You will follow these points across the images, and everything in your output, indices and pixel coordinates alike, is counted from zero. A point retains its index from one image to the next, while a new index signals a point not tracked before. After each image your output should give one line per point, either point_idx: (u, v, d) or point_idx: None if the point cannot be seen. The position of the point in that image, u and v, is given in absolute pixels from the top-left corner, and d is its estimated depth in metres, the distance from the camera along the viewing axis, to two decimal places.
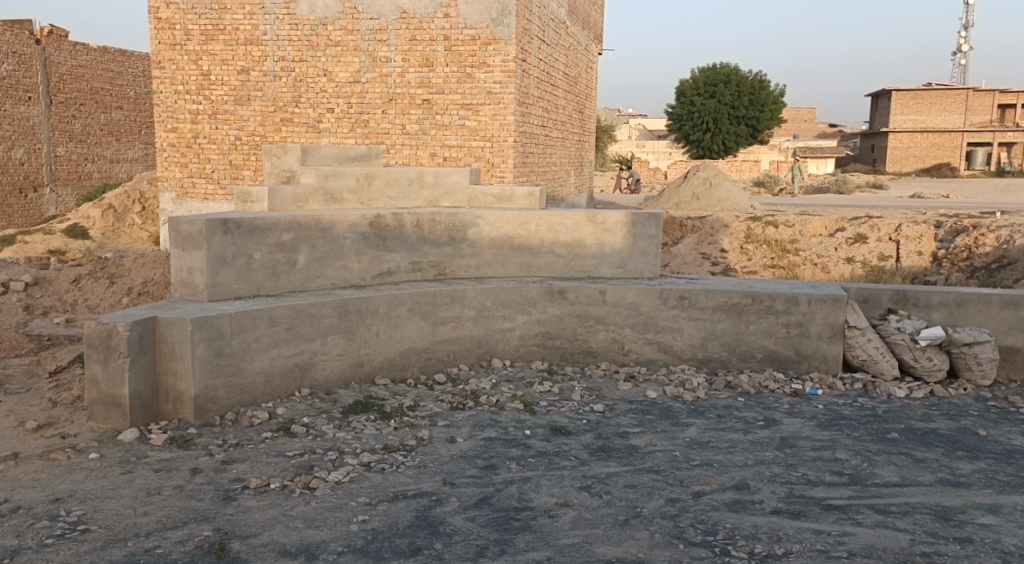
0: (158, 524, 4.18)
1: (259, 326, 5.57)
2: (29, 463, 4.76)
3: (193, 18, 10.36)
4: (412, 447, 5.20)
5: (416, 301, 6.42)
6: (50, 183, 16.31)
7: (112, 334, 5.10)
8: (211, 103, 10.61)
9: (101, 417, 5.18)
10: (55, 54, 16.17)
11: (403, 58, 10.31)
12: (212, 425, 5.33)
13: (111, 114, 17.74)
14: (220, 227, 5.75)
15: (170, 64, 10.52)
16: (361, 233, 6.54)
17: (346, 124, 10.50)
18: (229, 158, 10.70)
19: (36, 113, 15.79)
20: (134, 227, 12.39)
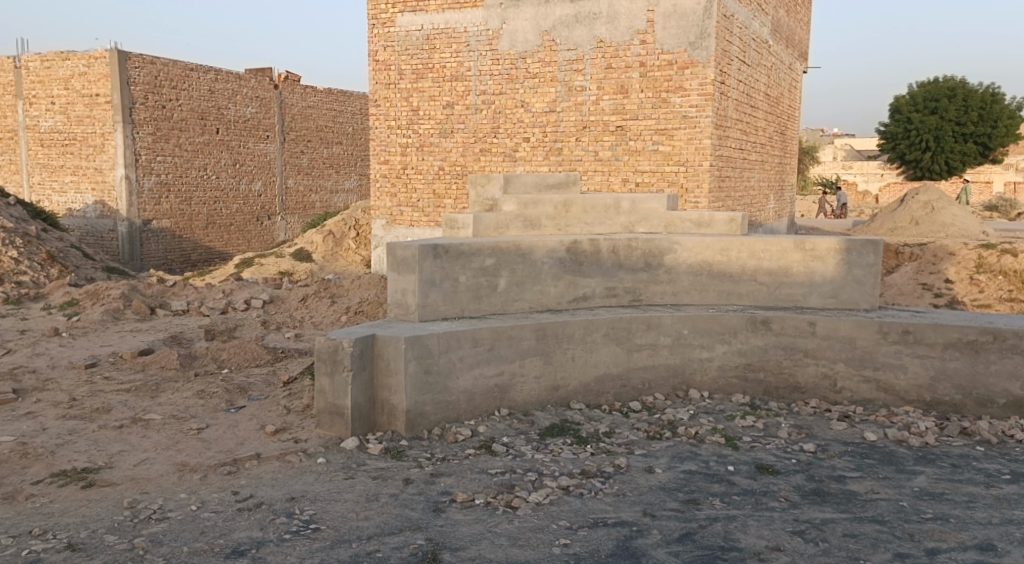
0: (378, 529, 4.43)
1: (464, 347, 5.79)
2: (268, 463, 5.21)
3: (406, 59, 11.12)
4: (611, 474, 5.19)
5: (612, 327, 6.42)
6: (281, 212, 17.86)
7: (338, 349, 5.48)
8: (419, 136, 11.22)
9: (327, 425, 5.58)
10: (290, 97, 17.76)
11: (598, 86, 10.31)
12: (421, 438, 5.60)
13: (332, 150, 19.24)
14: (431, 252, 6.05)
15: (385, 102, 11.35)
16: (559, 258, 6.63)
17: (541, 153, 10.66)
18: (433, 187, 11.24)
19: (272, 149, 17.37)
20: (349, 251, 13.23)
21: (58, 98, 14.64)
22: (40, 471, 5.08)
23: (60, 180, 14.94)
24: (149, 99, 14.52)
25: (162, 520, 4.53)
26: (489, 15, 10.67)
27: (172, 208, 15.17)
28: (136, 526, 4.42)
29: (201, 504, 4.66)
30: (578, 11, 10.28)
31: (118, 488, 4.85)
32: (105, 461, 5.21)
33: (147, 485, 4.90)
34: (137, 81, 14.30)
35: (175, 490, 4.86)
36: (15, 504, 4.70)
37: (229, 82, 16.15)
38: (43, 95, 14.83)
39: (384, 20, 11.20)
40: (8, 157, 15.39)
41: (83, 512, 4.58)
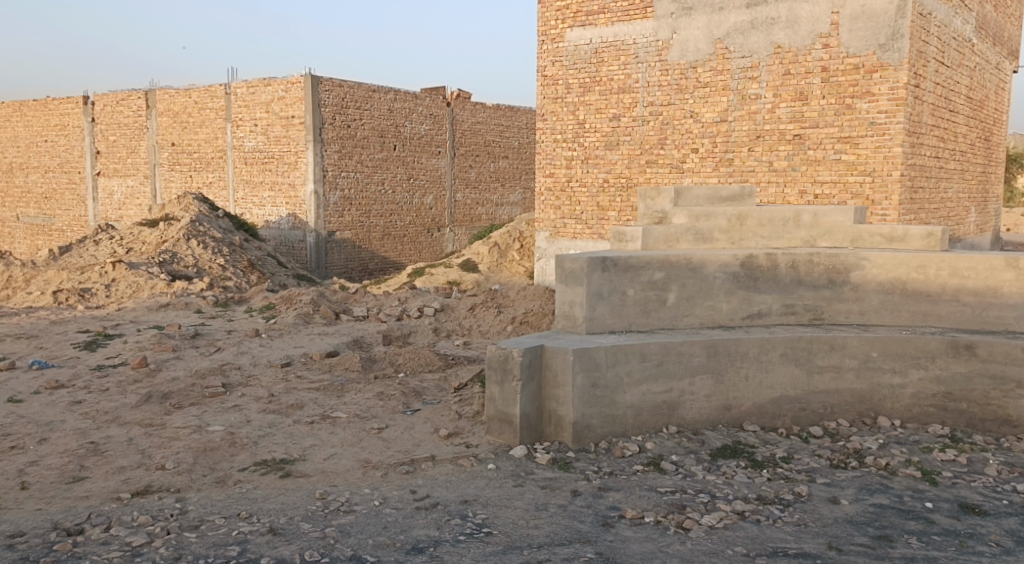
0: (548, 538, 4.42)
1: (632, 361, 5.69)
2: (443, 465, 5.35)
3: (573, 73, 11.17)
4: (790, 502, 4.93)
5: (790, 347, 6.11)
6: (450, 224, 18.40)
7: (508, 358, 5.54)
8: (585, 149, 11.23)
9: (497, 431, 5.65)
10: (461, 114, 18.27)
11: (775, 94, 9.90)
12: (588, 451, 5.56)
13: (499, 163, 19.63)
14: (600, 264, 6.01)
15: (552, 116, 11.46)
16: (732, 273, 6.40)
17: (710, 163, 10.35)
18: (597, 200, 11.18)
19: (443, 164, 17.94)
20: (513, 262, 13.31)
21: (260, 120, 15.77)
22: (244, 459, 5.58)
23: (259, 195, 16.08)
24: (337, 119, 15.42)
25: (350, 512, 4.76)
26: (660, 25, 10.51)
27: (353, 220, 16.03)
28: (327, 515, 4.68)
29: (384, 500, 4.86)
30: (754, 17, 9.93)
31: (311, 480, 5.21)
32: (300, 453, 5.65)
33: (336, 478, 5.21)
34: (327, 103, 15.21)
35: (361, 485, 5.12)
36: (224, 488, 5.13)
37: (407, 101, 16.80)
38: (247, 117, 15.95)
39: (554, 36, 11.31)
40: (217, 174, 16.63)
41: (282, 500, 4.92)
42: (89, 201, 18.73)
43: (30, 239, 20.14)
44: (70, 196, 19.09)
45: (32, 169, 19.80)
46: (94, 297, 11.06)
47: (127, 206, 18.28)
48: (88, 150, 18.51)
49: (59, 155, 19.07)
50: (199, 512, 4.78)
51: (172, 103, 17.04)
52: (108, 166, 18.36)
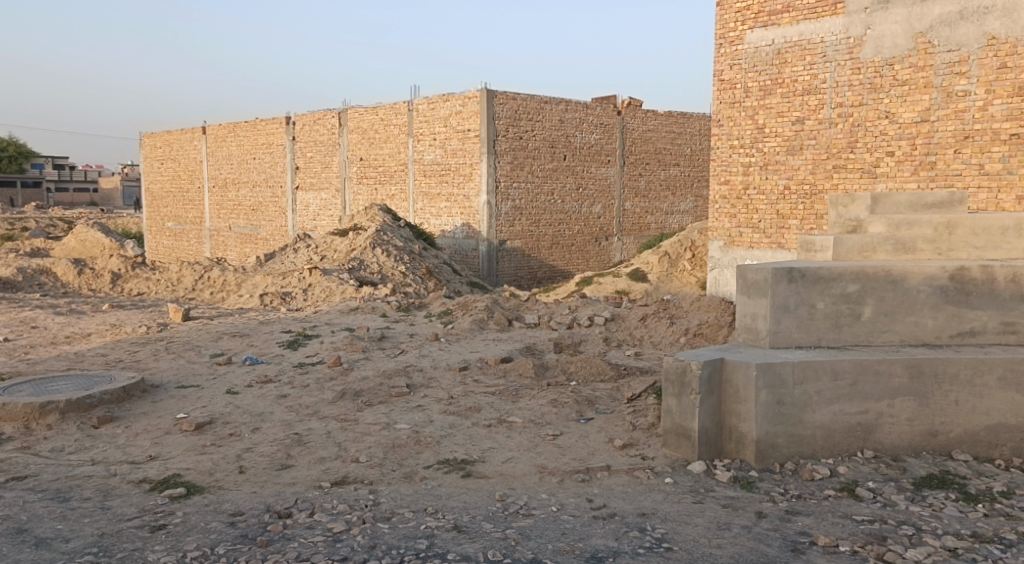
0: (732, 560, 4.34)
1: (822, 379, 5.42)
2: (618, 476, 5.43)
3: (753, 76, 10.53)
4: (1012, 542, 4.55)
5: (1009, 369, 5.50)
6: (618, 233, 18.25)
7: (686, 371, 5.45)
8: (764, 154, 10.55)
9: (673, 445, 5.61)
10: (632, 122, 18.08)
11: (987, 89, 9.00)
12: (772, 471, 5.39)
13: (670, 171, 19.30)
14: (785, 275, 5.80)
15: (728, 121, 10.82)
16: (940, 286, 5.91)
17: (908, 167, 9.52)
18: (777, 208, 10.48)
19: (612, 173, 17.81)
20: (684, 272, 12.87)
21: (439, 134, 16.39)
22: (429, 457, 5.94)
23: (437, 205, 16.70)
24: (511, 131, 15.79)
25: (528, 515, 5.02)
26: (852, 21, 9.75)
27: (524, 229, 16.36)
28: (508, 518, 4.95)
29: (561, 507, 5.06)
30: (964, 7, 9.04)
31: (491, 481, 5.53)
32: (480, 454, 5.97)
33: (514, 481, 5.50)
34: (501, 116, 15.62)
35: (537, 489, 5.36)
36: (412, 483, 5.51)
37: (578, 112, 16.89)
38: (427, 132, 16.61)
39: (732, 38, 10.68)
40: (400, 186, 17.43)
41: (465, 498, 5.27)
42: (289, 213, 20.18)
43: (239, 247, 22.09)
44: (272, 207, 20.79)
45: (242, 184, 21.74)
46: (293, 300, 12.09)
47: (321, 216, 19.45)
48: (290, 166, 20.01)
49: (265, 171, 20.88)
50: (391, 505, 5.13)
51: (362, 121, 18.04)
52: (305, 180, 19.72)
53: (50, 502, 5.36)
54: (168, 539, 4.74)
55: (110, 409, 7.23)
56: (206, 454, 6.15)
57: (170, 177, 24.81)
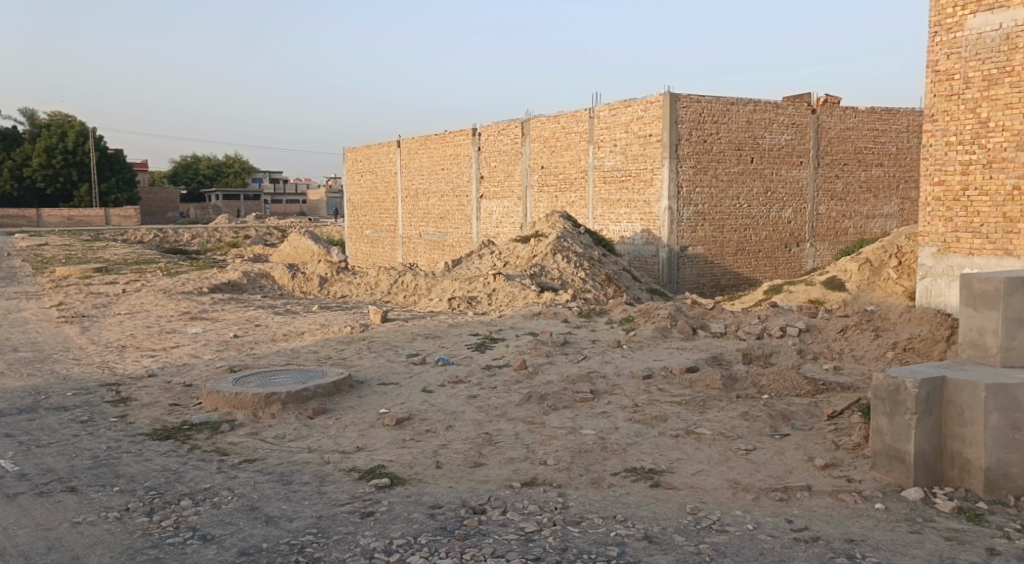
0: None
1: None
2: (820, 498, 5.12)
3: (975, 65, 9.51)
4: None
5: None
6: (811, 238, 17.30)
7: (900, 390, 5.03)
8: (987, 151, 9.46)
9: (884, 468, 5.20)
10: (828, 120, 17.04)
11: None
12: (1005, 504, 4.86)
13: (872, 171, 17.90)
14: (1021, 285, 5.28)
15: (944, 116, 9.86)
16: None
17: None
18: (1004, 210, 9.30)
19: (805, 175, 16.91)
20: (889, 281, 11.84)
21: (620, 140, 16.25)
22: (615, 464, 5.91)
23: (617, 212, 16.57)
24: (694, 134, 15.41)
25: (722, 531, 4.84)
26: None
27: (706, 235, 15.91)
28: (700, 532, 4.81)
29: (758, 525, 4.82)
30: None
31: (681, 493, 5.37)
32: (668, 465, 5.81)
33: (705, 495, 5.30)
34: (684, 119, 15.30)
35: (731, 505, 5.14)
36: (599, 490, 5.55)
37: (767, 112, 16.21)
38: (608, 139, 16.53)
39: (950, 25, 9.73)
40: (580, 194, 17.47)
41: (654, 508, 5.19)
42: (474, 221, 20.75)
43: (428, 254, 22.97)
44: (459, 215, 21.46)
45: (432, 194, 22.58)
46: (478, 304, 12.38)
47: (504, 224, 19.82)
48: (475, 176, 20.59)
49: (452, 181, 21.59)
50: (580, 509, 5.29)
51: (543, 130, 18.25)
52: (489, 189, 20.16)
53: (276, 484, 6.19)
54: (376, 525, 5.40)
55: (323, 402, 8.00)
56: (406, 448, 6.74)
57: (368, 189, 26.29)
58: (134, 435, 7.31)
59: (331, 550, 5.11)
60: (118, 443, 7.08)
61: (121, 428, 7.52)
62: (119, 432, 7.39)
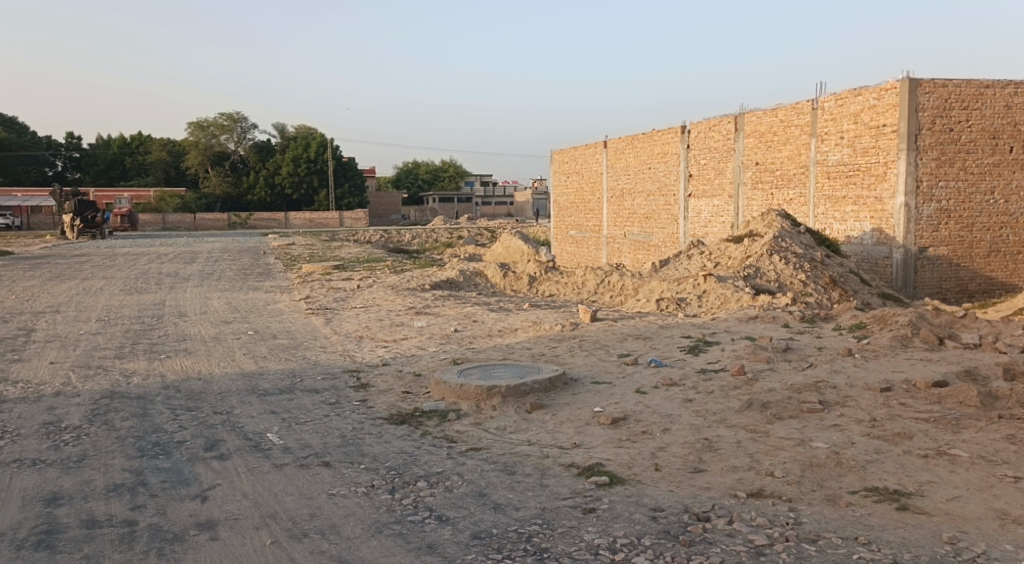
0: None
1: None
2: None
3: None
4: None
5: None
6: None
7: None
8: None
9: None
10: None
11: None
12: None
13: None
14: None
15: None
16: None
17: None
18: None
19: None
20: None
21: (847, 132, 15.22)
22: (854, 482, 5.49)
23: (842, 209, 15.53)
24: (937, 123, 14.14)
25: None
26: None
27: (951, 235, 14.55)
28: None
29: None
30: None
31: (936, 519, 4.93)
32: (917, 487, 5.32)
33: (966, 525, 4.83)
34: (926, 107, 14.09)
35: (997, 539, 4.66)
36: (837, 508, 5.19)
37: None
38: (834, 131, 15.56)
39: None
40: (800, 191, 16.56)
41: (904, 534, 4.80)
42: (681, 220, 20.27)
43: (634, 254, 22.74)
44: (665, 215, 21.06)
45: (638, 194, 22.31)
46: (688, 306, 12.04)
47: (713, 223, 19.22)
48: (683, 174, 20.15)
49: (659, 180, 21.22)
50: (815, 526, 4.98)
51: (759, 124, 17.51)
52: (698, 188, 19.61)
53: (501, 473, 6.32)
54: (600, 522, 5.36)
55: (540, 397, 8.08)
56: (625, 448, 6.64)
57: (574, 190, 26.47)
58: (375, 418, 7.76)
59: (557, 542, 5.14)
60: (362, 425, 7.54)
61: (363, 411, 8.00)
62: (362, 415, 7.87)
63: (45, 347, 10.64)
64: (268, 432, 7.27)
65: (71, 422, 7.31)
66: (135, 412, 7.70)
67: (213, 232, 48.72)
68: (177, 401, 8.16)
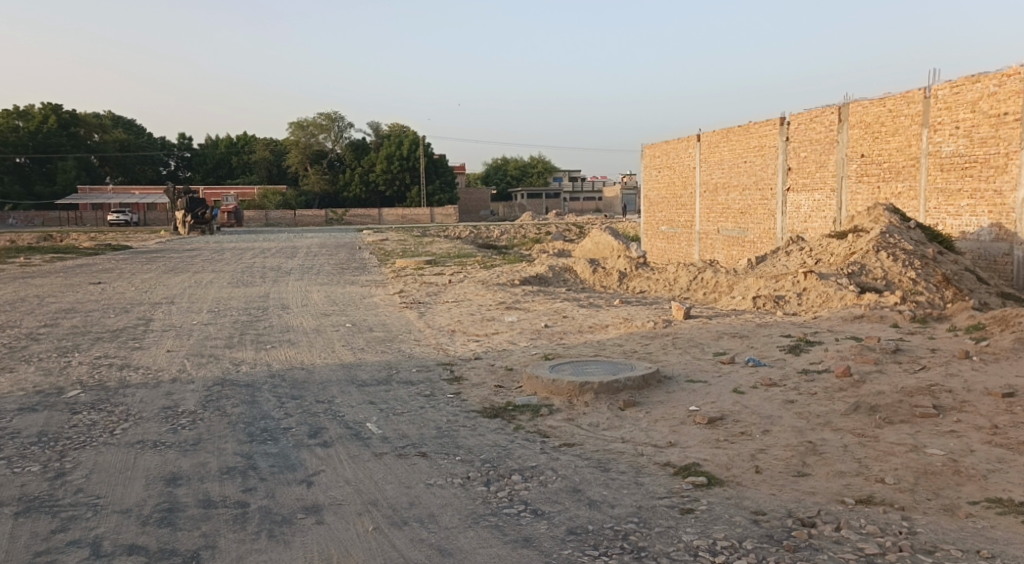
0: None
1: None
2: None
3: None
4: None
5: None
6: None
7: None
8: None
9: None
10: None
11: None
12: None
13: None
14: None
15: None
16: None
17: None
18: None
19: None
20: None
21: (964, 122, 14.54)
22: (973, 492, 5.28)
23: (956, 203, 14.79)
24: None
25: None
26: None
27: None
28: None
29: None
30: None
31: None
32: None
33: None
34: None
35: None
36: (954, 519, 5.02)
37: None
38: (948, 120, 14.90)
39: None
40: (909, 183, 15.87)
41: None
42: (779, 215, 19.74)
43: (727, 250, 22.27)
44: (762, 210, 20.55)
45: (733, 188, 21.84)
46: (787, 304, 11.72)
47: (814, 218, 18.54)
48: (781, 167, 19.63)
49: (756, 174, 20.73)
50: (931, 537, 4.84)
51: (865, 114, 16.91)
52: (797, 182, 19.06)
53: (595, 469, 6.31)
54: (698, 523, 5.29)
55: (634, 394, 8.02)
56: (723, 448, 6.53)
57: (666, 184, 26.10)
58: (469, 411, 7.85)
59: (655, 541, 5.10)
60: (456, 417, 7.65)
61: (457, 404, 8.12)
62: (457, 408, 7.98)
63: (162, 336, 11.20)
64: (368, 422, 7.46)
65: (185, 407, 7.66)
66: (244, 399, 8.02)
67: (301, 230, 45.91)
68: (282, 389, 8.45)
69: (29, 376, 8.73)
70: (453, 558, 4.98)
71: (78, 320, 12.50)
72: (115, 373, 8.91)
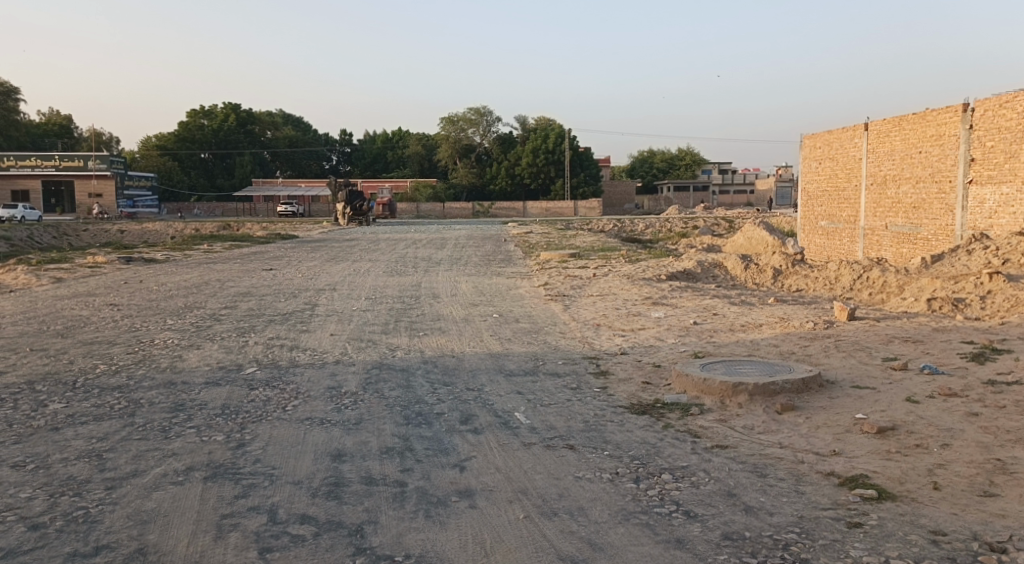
0: None
1: None
2: None
3: None
4: None
5: None
6: None
7: None
8: None
9: None
10: None
11: None
12: None
13: None
14: None
15: None
16: None
17: None
18: None
19: None
20: None
21: None
22: None
23: None
24: None
25: None
26: None
27: None
28: None
29: None
30: None
31: None
32: None
33: None
34: None
35: None
36: None
37: None
38: None
39: None
40: None
41: None
42: (958, 210, 18.30)
43: (897, 247, 20.92)
44: (938, 204, 19.12)
45: (905, 180, 20.47)
46: (969, 307, 10.81)
47: (1000, 214, 17.13)
48: (964, 158, 18.21)
49: (932, 165, 19.34)
50: None
51: None
52: (981, 174, 17.64)
53: (751, 474, 6.03)
54: (868, 539, 4.94)
55: (792, 398, 7.62)
56: (894, 461, 6.08)
57: (827, 177, 24.85)
58: (617, 407, 7.71)
59: (820, 554, 4.80)
60: (603, 412, 7.52)
61: (605, 398, 7.99)
62: (603, 402, 7.86)
63: (326, 320, 11.73)
64: (516, 411, 7.46)
65: (348, 388, 7.94)
66: (401, 383, 8.23)
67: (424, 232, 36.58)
68: (435, 375, 8.62)
69: (213, 353, 9.33)
70: (604, 553, 4.87)
71: (252, 303, 13.31)
72: (286, 354, 9.38)
